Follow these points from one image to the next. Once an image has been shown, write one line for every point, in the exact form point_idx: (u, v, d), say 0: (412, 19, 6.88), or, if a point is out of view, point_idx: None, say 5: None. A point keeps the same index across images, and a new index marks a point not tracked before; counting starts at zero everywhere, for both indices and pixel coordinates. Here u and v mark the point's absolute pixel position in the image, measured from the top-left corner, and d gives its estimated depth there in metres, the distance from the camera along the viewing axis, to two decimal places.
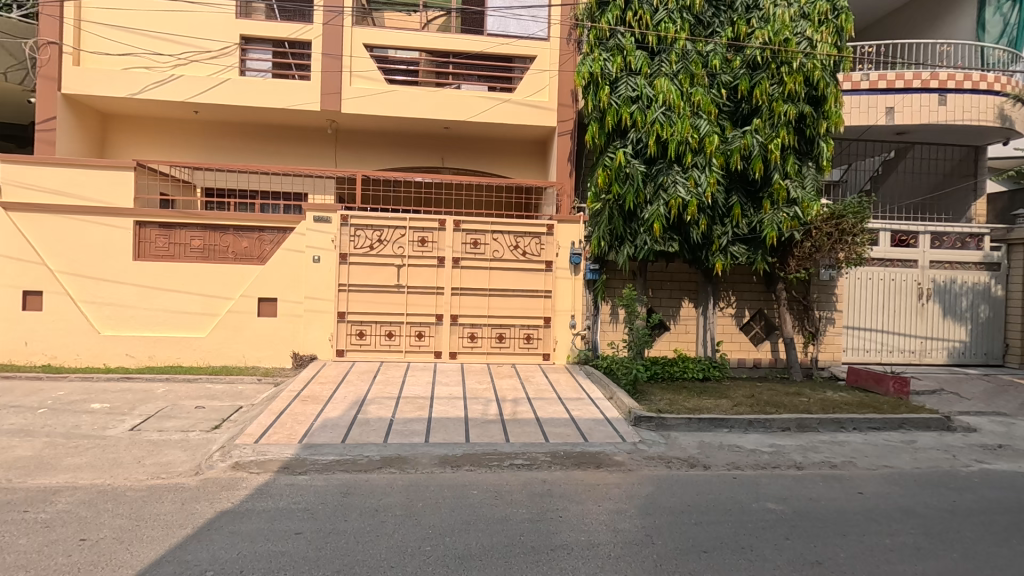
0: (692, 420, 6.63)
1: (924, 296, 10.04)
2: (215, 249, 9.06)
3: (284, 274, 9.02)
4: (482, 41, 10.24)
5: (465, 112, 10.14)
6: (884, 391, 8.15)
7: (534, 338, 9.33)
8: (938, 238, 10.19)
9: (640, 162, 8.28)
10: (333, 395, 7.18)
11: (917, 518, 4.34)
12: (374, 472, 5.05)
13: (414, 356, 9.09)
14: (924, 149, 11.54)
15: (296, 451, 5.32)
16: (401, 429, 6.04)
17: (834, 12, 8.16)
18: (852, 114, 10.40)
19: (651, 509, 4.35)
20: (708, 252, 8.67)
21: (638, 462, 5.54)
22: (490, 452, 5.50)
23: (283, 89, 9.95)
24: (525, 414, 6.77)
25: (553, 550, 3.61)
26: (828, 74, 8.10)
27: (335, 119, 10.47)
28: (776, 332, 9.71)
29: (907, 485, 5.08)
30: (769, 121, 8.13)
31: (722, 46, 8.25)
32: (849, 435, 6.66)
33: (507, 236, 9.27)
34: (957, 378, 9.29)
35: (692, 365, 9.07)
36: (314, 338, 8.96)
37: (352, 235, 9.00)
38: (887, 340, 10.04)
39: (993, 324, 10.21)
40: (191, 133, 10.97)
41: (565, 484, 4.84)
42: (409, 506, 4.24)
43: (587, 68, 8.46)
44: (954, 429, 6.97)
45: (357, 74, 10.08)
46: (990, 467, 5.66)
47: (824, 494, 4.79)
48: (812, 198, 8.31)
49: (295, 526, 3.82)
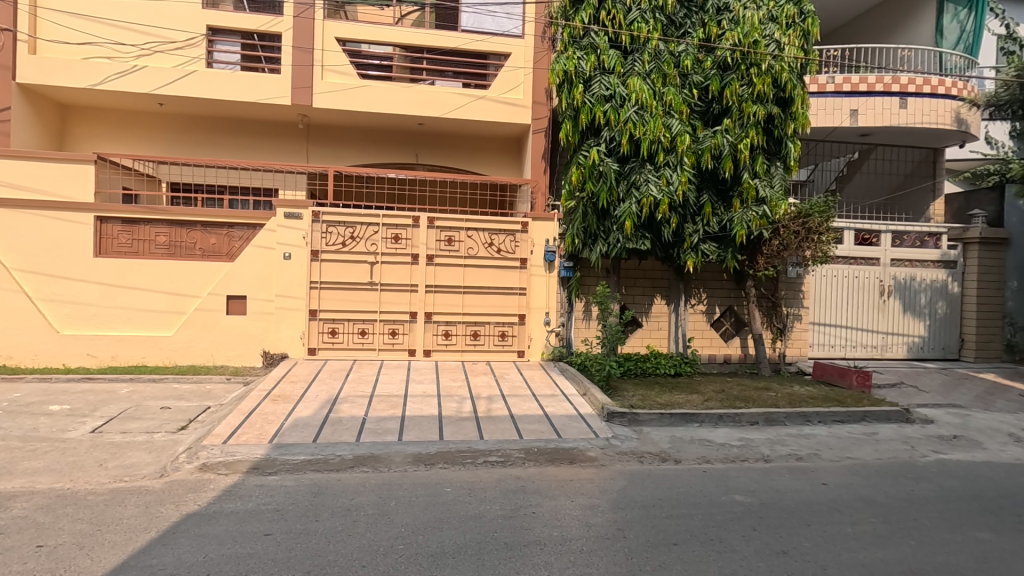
0: (664, 416, 6.74)
1: (886, 293, 10.37)
2: (182, 245, 8.83)
3: (254, 272, 8.84)
4: (456, 37, 10.23)
5: (440, 108, 10.06)
6: (848, 385, 8.41)
7: (509, 335, 9.35)
8: (899, 237, 10.53)
9: (613, 161, 8.35)
10: (304, 394, 7.06)
11: (877, 507, 4.49)
12: (346, 471, 4.99)
13: (388, 354, 9.01)
14: (886, 150, 11.91)
15: (266, 451, 5.24)
16: (374, 428, 5.99)
17: (800, 16, 8.37)
18: (818, 116, 10.68)
19: (623, 504, 4.41)
20: (680, 250, 8.81)
21: (611, 456, 5.61)
22: (464, 450, 5.50)
23: (252, 81, 9.71)
24: (500, 411, 6.79)
25: (526, 545, 3.63)
26: (796, 76, 8.29)
27: (307, 114, 10.27)
28: (745, 328, 9.92)
29: (868, 475, 5.26)
30: (739, 121, 8.29)
31: (693, 46, 8.38)
32: (814, 428, 6.85)
33: (482, 233, 9.25)
34: (916, 372, 9.65)
35: (664, 361, 9.21)
36: (285, 337, 8.82)
37: (324, 232, 8.87)
38: (851, 336, 10.36)
39: (951, 319, 10.63)
40: (155, 126, 10.66)
41: (538, 480, 4.87)
42: (382, 505, 4.21)
43: (561, 67, 8.49)
44: (913, 421, 7.24)
45: (329, 68, 9.93)
46: (946, 458, 5.89)
47: (790, 486, 4.92)
48: (780, 198, 8.50)
49: (264, 527, 3.75)
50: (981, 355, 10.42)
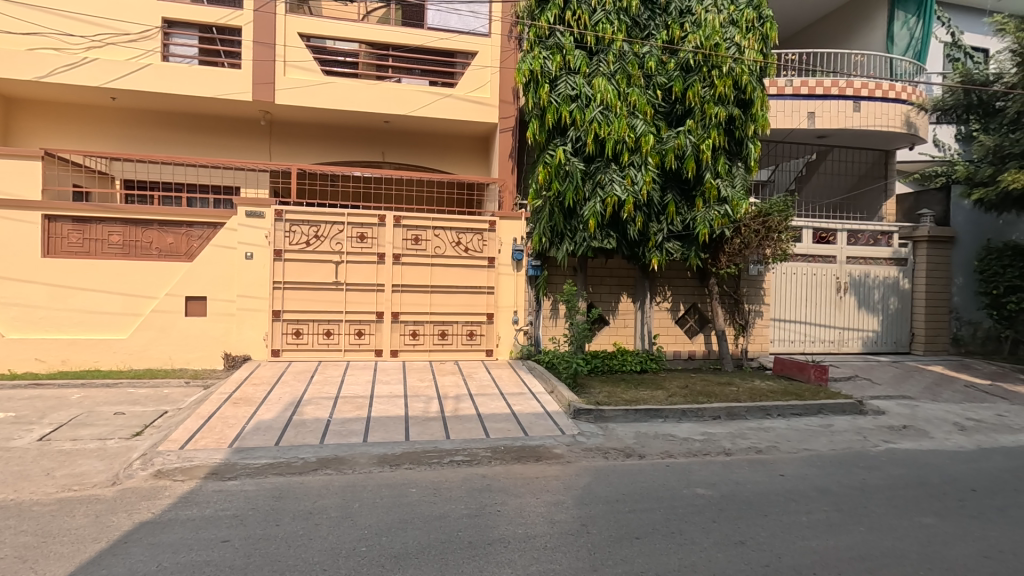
0: (629, 412, 6.85)
1: (842, 290, 10.75)
2: (137, 245, 8.55)
3: (214, 272, 8.61)
4: (422, 35, 10.14)
5: (406, 106, 9.98)
6: (806, 379, 8.69)
7: (477, 334, 9.34)
8: (854, 235, 10.90)
9: (579, 160, 8.42)
10: (267, 396, 6.93)
11: (830, 496, 4.67)
12: (309, 474, 4.90)
13: (354, 354, 8.89)
14: (842, 152, 12.34)
15: (226, 456, 5.12)
16: (338, 429, 5.92)
17: (760, 20, 8.62)
18: (777, 118, 10.99)
19: (588, 500, 4.45)
20: (645, 249, 8.94)
21: (577, 453, 5.66)
22: (430, 450, 5.49)
23: (211, 77, 9.46)
24: (467, 410, 6.79)
25: (490, 544, 3.64)
26: (755, 79, 8.54)
27: (269, 110, 10.04)
28: (709, 325, 10.15)
29: (823, 466, 5.46)
30: (701, 122, 8.46)
31: (657, 48, 8.53)
32: (774, 421, 7.06)
33: (449, 232, 9.21)
34: (870, 365, 10.04)
35: (631, 358, 9.35)
36: (246, 338, 8.61)
37: (287, 231, 8.70)
38: (810, 331, 10.70)
39: (902, 314, 11.08)
40: (107, 122, 10.27)
41: (503, 479, 4.88)
42: (345, 508, 4.16)
43: (527, 66, 8.51)
44: (866, 412, 7.53)
45: (291, 64, 9.71)
46: (896, 447, 6.15)
47: (749, 478, 5.07)
48: (741, 197, 8.72)
49: (221, 534, 3.66)
50: (930, 348, 10.91)
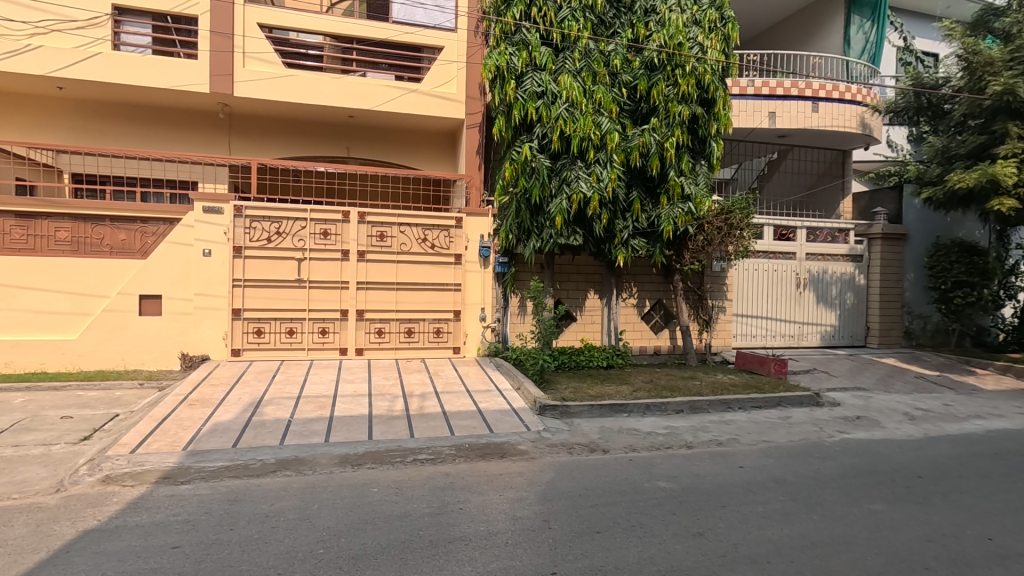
0: (594, 407, 6.91)
1: (801, 285, 11.06)
2: (86, 241, 8.22)
3: (170, 269, 8.32)
4: (387, 29, 9.90)
5: (370, 100, 9.82)
6: (766, 372, 8.91)
7: (444, 332, 9.27)
8: (814, 233, 11.21)
9: (545, 157, 8.42)
10: (225, 398, 6.72)
11: (786, 486, 4.80)
12: (267, 476, 4.77)
13: (318, 353, 8.72)
14: (802, 152, 12.68)
15: (179, 460, 4.95)
16: (299, 430, 5.81)
17: (721, 21, 8.79)
18: (740, 117, 11.21)
19: (551, 495, 4.47)
20: (611, 246, 9.00)
21: (542, 449, 5.68)
22: (393, 449, 5.43)
23: (166, 67, 9.13)
24: (432, 408, 6.74)
25: (451, 542, 3.61)
26: (718, 78, 8.71)
27: (228, 103, 9.75)
28: (674, 320, 10.32)
29: (780, 456, 5.61)
30: (665, 120, 8.58)
31: (622, 46, 8.58)
32: (735, 414, 7.22)
33: (415, 228, 9.11)
34: (828, 359, 10.36)
35: (597, 353, 9.45)
36: (206, 337, 8.38)
37: (247, 227, 8.47)
38: (771, 326, 10.97)
39: (858, 309, 11.47)
40: (54, 113, 9.83)
41: (467, 476, 4.86)
42: (303, 510, 4.07)
43: (493, 62, 8.46)
44: (823, 404, 7.78)
45: (251, 56, 9.44)
46: (849, 437, 6.36)
47: (709, 470, 5.17)
48: (705, 195, 8.88)
49: (172, 540, 3.54)
50: (884, 341, 11.33)
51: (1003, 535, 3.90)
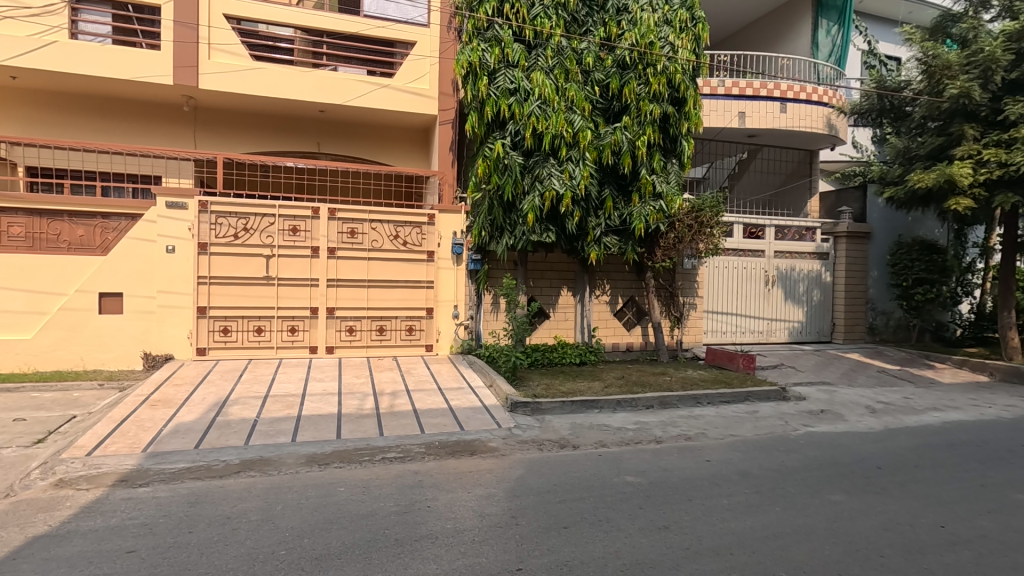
0: (566, 403, 6.94)
1: (770, 282, 11.28)
2: (42, 237, 7.94)
3: (132, 266, 8.08)
4: (358, 23, 9.80)
5: (341, 95, 9.67)
6: (735, 368, 9.07)
7: (416, 330, 9.19)
8: (782, 231, 11.45)
9: (518, 154, 8.41)
10: (189, 398, 6.56)
11: (751, 478, 4.89)
12: (230, 477, 4.67)
13: (287, 352, 8.57)
14: (771, 151, 12.93)
15: (138, 462, 4.81)
16: (265, 429, 5.70)
17: (692, 21, 8.90)
18: (711, 117, 11.37)
19: (519, 491, 4.48)
20: (584, 243, 9.03)
21: (512, 446, 5.68)
22: (362, 447, 5.37)
23: (127, 58, 8.86)
24: (403, 406, 6.70)
25: (417, 540, 3.58)
26: (688, 78, 8.83)
27: (193, 96, 9.50)
28: (646, 317, 10.43)
29: (747, 450, 5.71)
30: (637, 119, 8.65)
31: (595, 44, 8.60)
32: (703, 409, 7.34)
33: (387, 225, 9.02)
34: (795, 354, 10.60)
35: (570, 350, 9.50)
36: (169, 336, 8.17)
37: (212, 223, 8.27)
38: (740, 322, 11.17)
39: (824, 306, 11.75)
40: (8, 104, 9.46)
41: (436, 475, 4.82)
42: (267, 511, 3.99)
43: (465, 58, 8.42)
44: (788, 399, 7.95)
45: (217, 47, 9.20)
46: (813, 430, 6.52)
47: (677, 464, 5.23)
48: (676, 193, 8.99)
49: (126, 544, 3.43)
50: (849, 337, 11.64)
51: (955, 522, 4.04)
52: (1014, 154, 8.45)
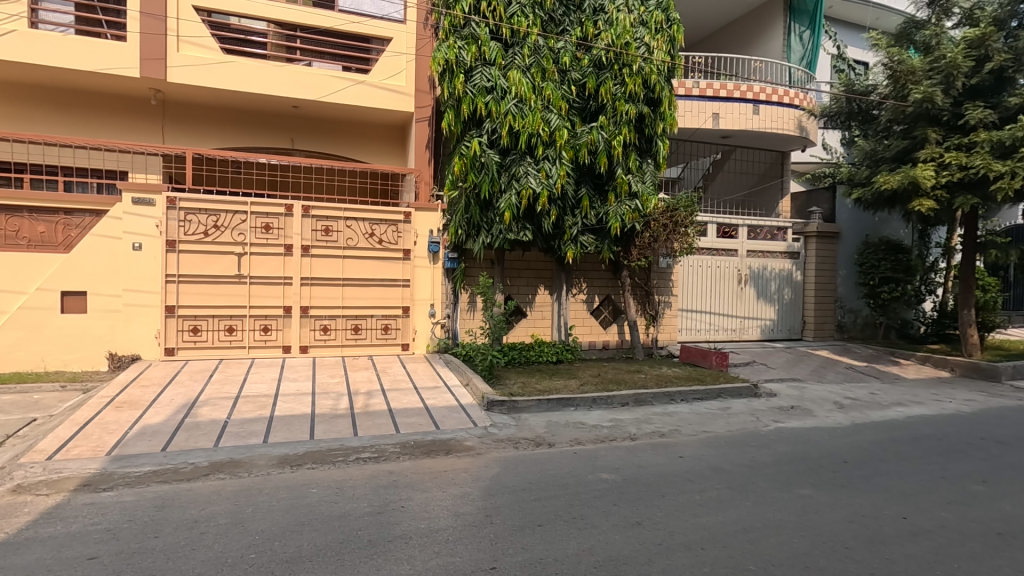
0: (542, 402, 6.96)
1: (743, 281, 11.47)
2: (1, 234, 7.66)
3: (96, 263, 7.84)
4: (333, 18, 9.63)
5: (315, 91, 9.52)
6: (709, 365, 9.21)
7: (392, 329, 9.10)
8: (755, 230, 11.66)
9: (494, 152, 8.39)
10: (157, 399, 6.40)
11: (723, 474, 4.97)
12: (199, 479, 4.57)
13: (260, 351, 8.42)
14: (744, 152, 13.15)
15: (102, 466, 4.68)
16: (236, 431, 5.58)
17: (667, 22, 9.00)
18: (686, 117, 11.51)
19: (495, 490, 4.48)
20: (561, 242, 9.05)
21: (488, 445, 5.66)
22: (336, 448, 5.31)
23: (91, 48, 8.59)
24: (378, 406, 6.64)
25: (390, 541, 3.55)
26: (663, 79, 8.92)
27: (161, 89, 9.25)
28: (622, 315, 10.52)
29: (719, 446, 5.81)
30: (613, 119, 8.72)
31: (571, 44, 8.62)
32: (677, 406, 7.43)
33: (362, 223, 8.92)
34: (767, 351, 10.81)
35: (547, 349, 9.54)
36: (136, 336, 7.95)
37: (181, 220, 8.08)
38: (714, 320, 11.35)
39: (795, 304, 12.01)
40: None
41: (411, 474, 4.79)
42: (237, 513, 3.91)
43: (442, 55, 8.38)
44: (760, 395, 8.11)
45: (185, 40, 8.98)
46: (783, 426, 6.66)
47: (651, 461, 5.30)
48: (651, 192, 9.08)
49: (88, 550, 3.33)
50: (818, 334, 11.92)
51: (916, 513, 4.17)
52: (974, 157, 8.75)
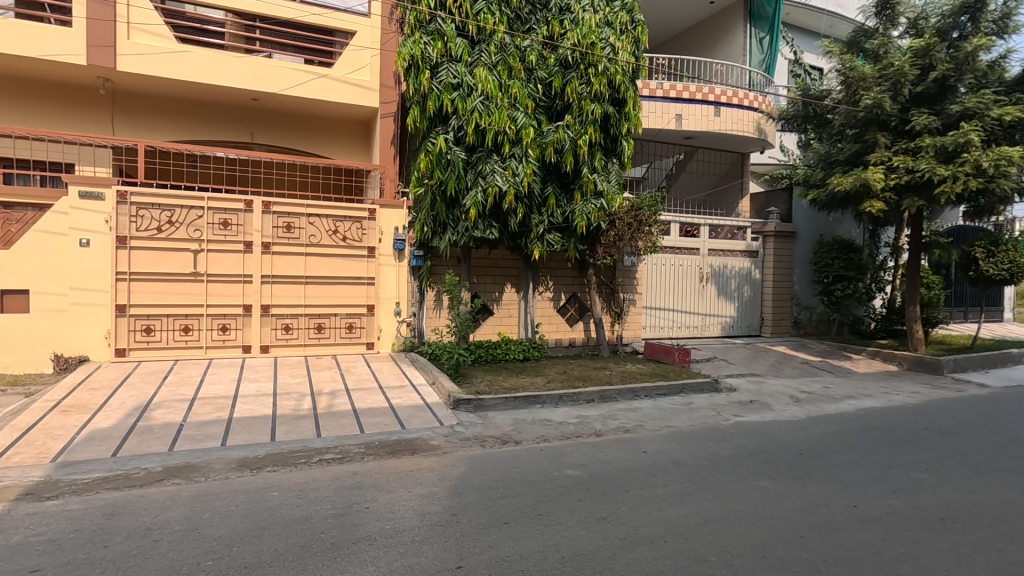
0: (508, 400, 6.98)
1: (704, 279, 11.75)
2: None
3: (39, 261, 7.44)
4: (293, 9, 9.37)
5: (275, 83, 9.26)
6: (672, 361, 9.40)
7: (357, 327, 8.96)
8: (716, 230, 11.96)
9: (460, 149, 8.35)
10: (107, 402, 6.12)
11: (685, 468, 5.08)
12: (152, 485, 4.39)
13: (217, 352, 8.15)
14: (706, 153, 13.49)
15: (46, 473, 4.45)
16: (191, 434, 5.39)
17: (632, 24, 9.13)
18: (650, 118, 11.70)
19: (461, 489, 4.46)
20: (528, 240, 9.07)
21: (454, 444, 5.63)
22: (298, 450, 5.19)
23: (34, 34, 8.14)
24: (342, 406, 6.53)
25: (355, 543, 3.49)
26: (628, 79, 9.05)
27: (110, 78, 8.85)
28: (588, 313, 10.64)
29: (681, 441, 5.93)
30: (579, 118, 8.78)
31: (538, 42, 8.64)
32: (641, 402, 7.57)
33: (326, 220, 8.74)
34: (727, 347, 11.11)
35: (514, 346, 9.56)
36: (83, 337, 7.58)
37: (133, 215, 7.76)
38: (677, 317, 11.59)
39: (754, 301, 12.37)
40: None
41: (376, 475, 4.73)
42: (192, 520, 3.78)
43: (407, 51, 8.27)
44: (720, 390, 8.34)
45: (136, 27, 8.60)
46: (743, 420, 6.86)
47: (616, 456, 5.37)
48: (616, 191, 9.20)
49: (31, 563, 3.16)
50: (776, 330, 12.32)
51: (866, 502, 4.36)
52: (920, 161, 9.18)
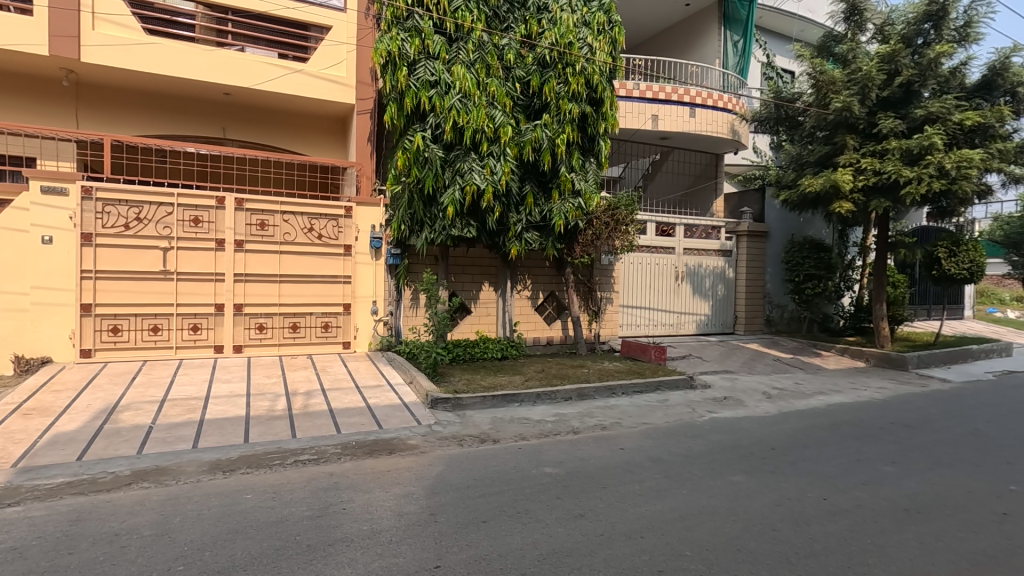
0: (487, 398, 6.98)
1: (680, 278, 11.91)
2: None
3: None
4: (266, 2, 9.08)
5: (248, 78, 9.08)
6: (648, 359, 9.52)
7: (333, 326, 8.85)
8: (691, 229, 12.14)
9: (438, 147, 8.30)
10: (71, 405, 5.93)
11: (661, 464, 5.15)
12: (120, 490, 4.26)
13: (188, 352, 7.96)
14: (682, 154, 13.67)
15: (6, 479, 4.29)
16: (161, 437, 5.26)
17: (609, 24, 9.19)
18: (627, 118, 11.80)
19: (439, 488, 4.44)
20: (505, 238, 9.07)
21: (432, 443, 5.61)
22: (272, 452, 5.10)
23: None
24: (318, 406, 6.45)
25: (331, 545, 3.45)
26: (606, 80, 9.11)
27: (74, 70, 8.56)
28: (565, 312, 10.69)
29: (657, 437, 6.01)
30: (556, 117, 8.82)
31: (516, 41, 8.64)
32: (618, 399, 7.64)
33: (300, 217, 8.59)
34: (702, 345, 11.29)
35: (492, 345, 9.56)
36: (46, 337, 7.31)
37: (98, 212, 7.53)
38: (653, 316, 11.73)
39: (728, 300, 12.59)
40: None
41: (353, 475, 4.68)
42: (162, 524, 3.68)
43: (384, 47, 8.19)
44: (695, 387, 8.47)
45: (102, 17, 8.34)
46: (717, 416, 6.98)
47: (593, 454, 5.42)
48: (593, 191, 9.26)
49: None
50: (749, 328, 12.57)
51: (835, 494, 4.48)
52: (886, 163, 9.46)
